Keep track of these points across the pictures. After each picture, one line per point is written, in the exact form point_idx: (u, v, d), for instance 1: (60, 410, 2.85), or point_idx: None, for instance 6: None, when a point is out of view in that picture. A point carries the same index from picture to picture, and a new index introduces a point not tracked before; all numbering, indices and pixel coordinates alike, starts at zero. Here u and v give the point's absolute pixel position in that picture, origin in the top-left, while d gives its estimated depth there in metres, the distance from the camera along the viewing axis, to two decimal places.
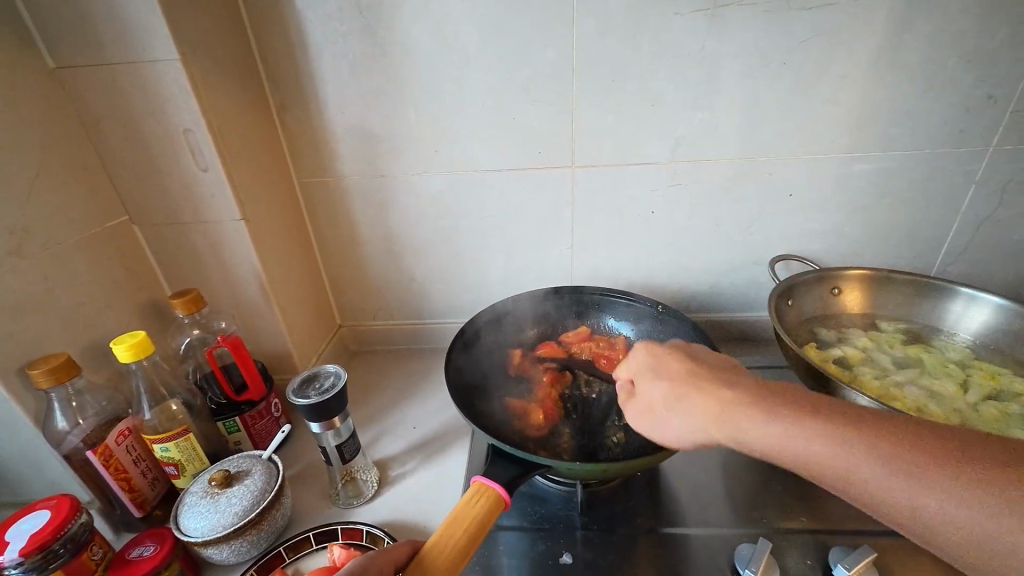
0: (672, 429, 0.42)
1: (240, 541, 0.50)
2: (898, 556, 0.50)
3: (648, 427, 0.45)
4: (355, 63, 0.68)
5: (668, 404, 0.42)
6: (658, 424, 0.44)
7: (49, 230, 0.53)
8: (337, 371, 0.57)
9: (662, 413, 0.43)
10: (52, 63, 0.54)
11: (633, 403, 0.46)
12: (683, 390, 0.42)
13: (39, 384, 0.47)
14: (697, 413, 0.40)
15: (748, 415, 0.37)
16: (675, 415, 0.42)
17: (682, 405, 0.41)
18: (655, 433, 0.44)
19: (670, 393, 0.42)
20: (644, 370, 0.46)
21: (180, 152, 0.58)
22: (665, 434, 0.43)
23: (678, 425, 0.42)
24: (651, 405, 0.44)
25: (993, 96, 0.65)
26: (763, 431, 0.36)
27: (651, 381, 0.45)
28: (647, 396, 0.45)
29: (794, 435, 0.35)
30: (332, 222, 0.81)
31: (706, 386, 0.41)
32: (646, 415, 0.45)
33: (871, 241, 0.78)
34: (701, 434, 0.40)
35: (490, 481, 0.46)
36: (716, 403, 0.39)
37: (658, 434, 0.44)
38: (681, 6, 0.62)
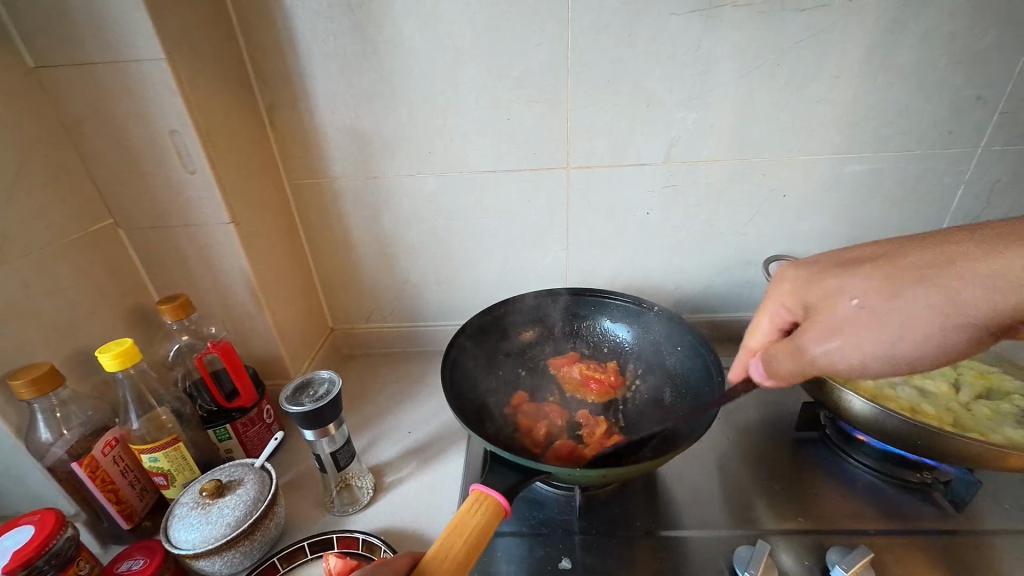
0: (893, 327, 0.35)
1: (233, 552, 0.49)
2: (894, 556, 0.50)
3: (840, 344, 0.37)
4: (347, 62, 0.66)
5: (869, 294, 0.36)
6: (858, 335, 0.36)
7: (30, 235, 0.51)
8: (331, 377, 0.56)
9: (863, 318, 0.36)
10: (31, 63, 0.52)
11: (813, 324, 0.39)
12: (881, 280, 0.37)
13: (21, 396, 0.45)
14: (929, 292, 0.34)
15: (946, 265, 0.34)
16: (899, 302, 0.35)
17: (892, 291, 0.35)
18: (859, 346, 0.36)
19: (867, 285, 0.37)
20: (803, 284, 0.42)
21: (167, 153, 0.57)
22: (877, 340, 0.36)
23: (899, 322, 0.35)
24: (831, 315, 0.38)
25: (982, 97, 0.66)
26: (969, 274, 0.33)
27: (821, 290, 0.40)
28: (835, 302, 0.38)
29: (999, 262, 0.32)
30: (324, 224, 0.79)
31: (924, 266, 0.35)
32: (831, 329, 0.38)
33: (863, 241, 0.79)
34: (941, 316, 0.33)
35: (490, 488, 0.46)
36: (942, 271, 0.34)
37: (858, 345, 0.36)
38: (676, 6, 0.62)
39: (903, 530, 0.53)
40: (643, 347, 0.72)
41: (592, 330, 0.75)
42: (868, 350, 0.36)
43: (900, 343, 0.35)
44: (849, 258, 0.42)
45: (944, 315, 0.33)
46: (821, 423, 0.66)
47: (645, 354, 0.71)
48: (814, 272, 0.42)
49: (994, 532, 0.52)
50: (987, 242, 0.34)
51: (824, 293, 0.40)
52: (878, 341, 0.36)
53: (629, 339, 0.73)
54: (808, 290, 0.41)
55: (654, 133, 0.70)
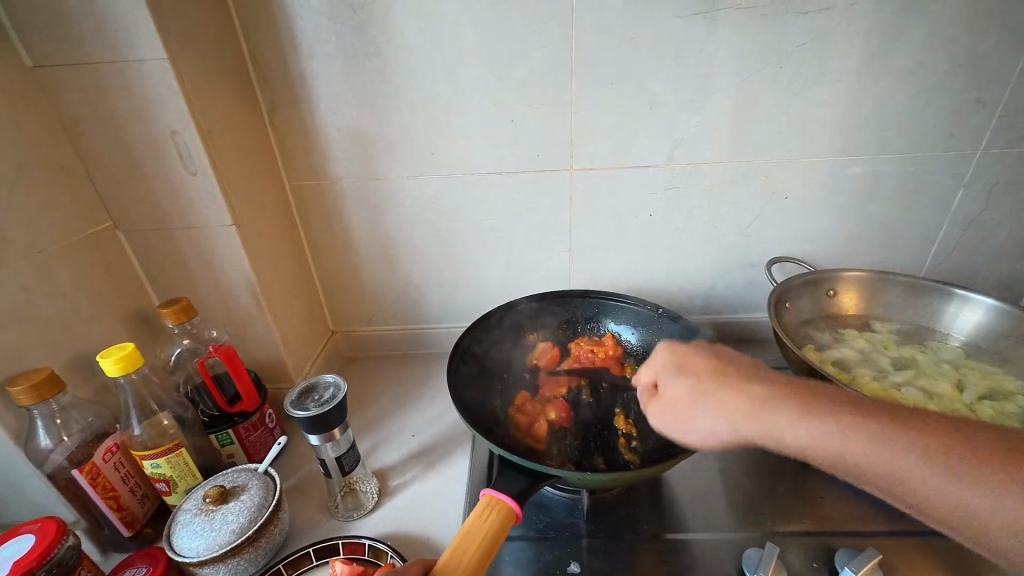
0: (695, 422, 0.43)
1: (237, 559, 0.48)
2: (901, 557, 0.51)
3: (661, 421, 0.46)
4: (349, 63, 0.66)
5: (688, 397, 0.43)
6: (674, 419, 0.45)
7: (30, 238, 0.50)
8: (336, 382, 0.55)
9: (679, 411, 0.44)
10: (30, 62, 0.51)
11: (656, 398, 0.47)
12: (702, 387, 0.43)
13: (20, 402, 0.44)
14: (726, 408, 0.41)
15: (746, 403, 0.40)
16: (700, 414, 0.42)
17: (702, 401, 0.42)
18: (670, 431, 0.45)
19: (694, 389, 0.43)
20: (663, 367, 0.47)
21: (167, 154, 0.56)
22: (683, 428, 0.44)
23: (700, 422, 0.42)
24: (663, 398, 0.46)
25: (982, 100, 0.67)
26: (750, 415, 0.40)
27: (669, 378, 0.46)
28: (669, 393, 0.45)
29: (787, 419, 0.38)
30: (325, 226, 0.79)
31: (724, 387, 0.42)
32: (661, 406, 0.46)
33: (863, 243, 0.79)
34: (725, 430, 0.41)
35: (500, 493, 0.45)
36: (740, 395, 0.41)
37: (673, 427, 0.45)
38: (680, 9, 0.62)
39: (907, 532, 0.53)
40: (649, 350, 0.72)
41: (597, 332, 0.75)
42: (675, 432, 0.45)
43: (696, 436, 0.43)
44: (703, 361, 0.45)
45: (734, 429, 0.40)
46: None
47: None
48: (677, 361, 0.47)
49: None
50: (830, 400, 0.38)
51: (666, 382, 0.46)
52: (685, 428, 0.44)
53: (635, 342, 0.73)
54: (663, 374, 0.47)
55: (657, 135, 0.70)
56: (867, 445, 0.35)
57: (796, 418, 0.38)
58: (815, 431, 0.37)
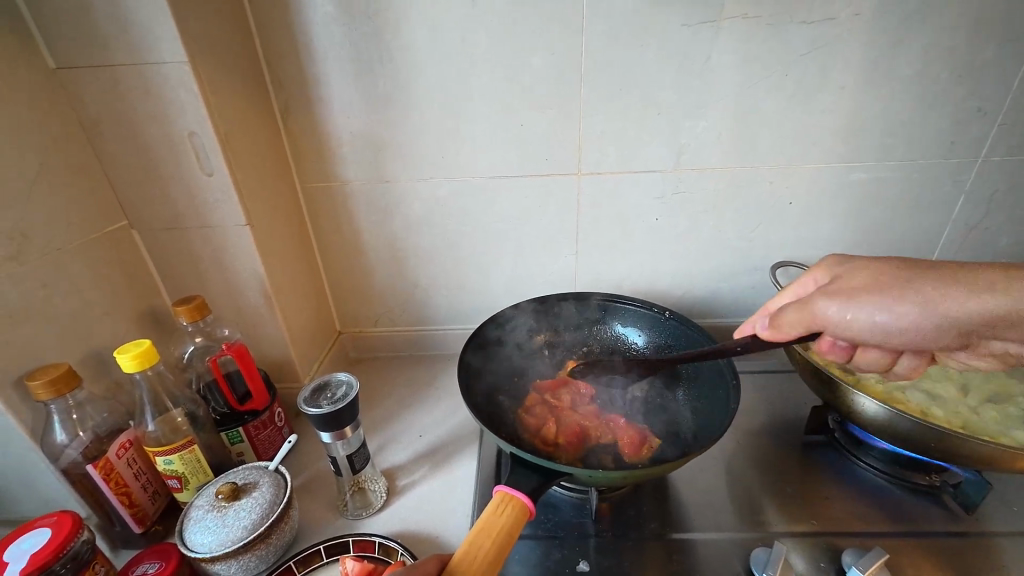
0: (890, 300, 0.45)
1: (249, 556, 0.49)
2: (907, 558, 0.51)
3: (842, 304, 0.47)
4: (361, 68, 0.67)
5: (870, 286, 0.47)
6: (859, 302, 0.47)
7: (49, 235, 0.51)
8: (349, 380, 0.56)
9: (864, 292, 0.47)
10: (53, 63, 0.52)
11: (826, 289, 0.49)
12: (890, 266, 0.48)
13: (38, 397, 0.45)
14: (923, 281, 0.45)
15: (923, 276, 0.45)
16: (880, 299, 0.46)
17: (884, 288, 0.46)
18: (839, 313, 0.47)
19: (877, 270, 0.48)
20: (835, 270, 0.52)
21: (184, 156, 0.57)
22: (874, 305, 0.46)
23: (893, 298, 0.45)
24: (836, 289, 0.48)
25: (982, 109, 0.68)
26: (933, 282, 0.44)
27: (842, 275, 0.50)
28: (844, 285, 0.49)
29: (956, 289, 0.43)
30: (334, 227, 0.80)
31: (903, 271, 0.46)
32: (842, 295, 0.48)
33: (865, 249, 0.80)
34: (925, 299, 0.44)
35: (514, 489, 0.46)
36: (929, 266, 0.46)
37: (865, 309, 0.46)
38: (688, 18, 0.63)
39: (916, 533, 0.54)
40: (656, 351, 0.72)
41: (604, 334, 0.76)
42: (866, 313, 0.46)
43: (893, 313, 0.45)
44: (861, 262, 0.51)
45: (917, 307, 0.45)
46: (828, 426, 0.66)
47: (657, 358, 0.72)
48: (845, 262, 0.52)
49: (1000, 533, 0.53)
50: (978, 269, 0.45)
51: (841, 279, 0.50)
52: (865, 312, 0.46)
53: (642, 343, 0.73)
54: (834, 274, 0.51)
55: (663, 140, 0.71)
56: (995, 283, 0.43)
57: (962, 268, 0.45)
58: (973, 279, 0.43)
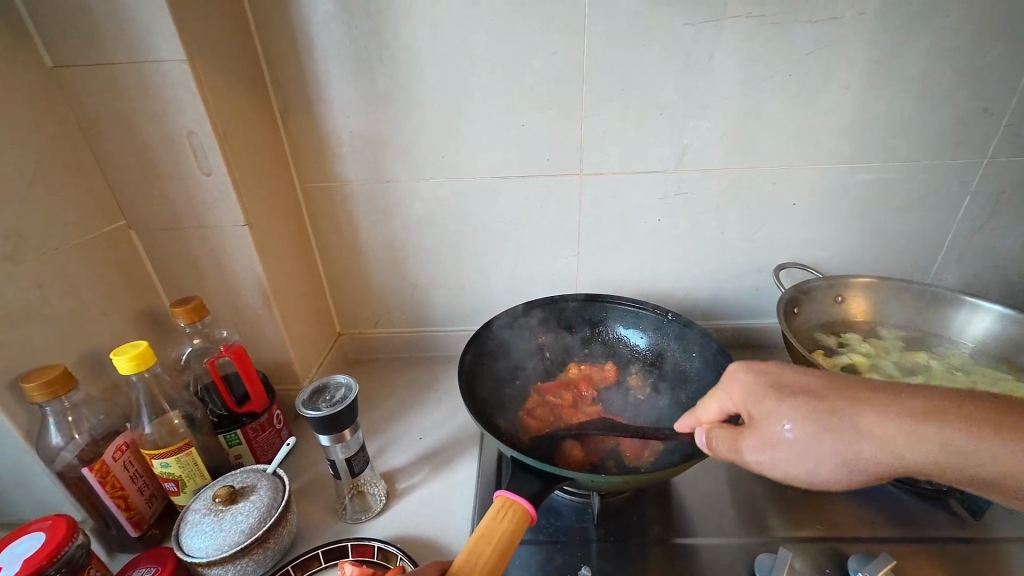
0: (817, 458, 0.37)
1: (246, 560, 0.48)
2: (914, 564, 0.50)
3: (771, 457, 0.39)
4: (362, 68, 0.67)
5: (803, 433, 0.37)
6: (782, 455, 0.38)
7: (45, 234, 0.50)
8: (347, 382, 0.55)
9: (797, 446, 0.37)
10: (50, 62, 0.52)
11: (751, 432, 0.40)
12: (816, 411, 0.37)
13: (33, 399, 0.44)
14: (850, 439, 0.36)
15: (866, 423, 0.36)
16: (815, 454, 0.37)
17: (818, 439, 0.36)
18: (772, 463, 0.39)
19: (803, 413, 0.37)
20: (752, 394, 0.41)
21: (182, 155, 0.56)
22: (800, 461, 0.38)
23: (820, 457, 0.37)
24: (763, 434, 0.39)
25: (988, 109, 0.67)
26: (881, 438, 0.35)
27: (767, 407, 0.39)
28: (771, 424, 0.38)
29: (904, 443, 0.35)
30: (334, 228, 0.79)
31: (838, 411, 0.37)
32: (768, 445, 0.39)
33: (869, 251, 0.80)
34: (850, 460, 0.36)
35: (515, 494, 0.45)
36: (856, 416, 0.36)
37: (791, 464, 0.38)
38: (691, 17, 0.63)
39: (923, 540, 0.53)
40: (659, 354, 0.71)
41: (606, 335, 0.75)
42: (792, 467, 0.38)
43: (821, 471, 0.37)
44: (792, 378, 0.40)
45: (857, 465, 0.36)
46: None
47: (660, 361, 0.71)
48: (766, 384, 0.40)
49: (1008, 539, 0.52)
50: (925, 402, 0.35)
51: (766, 411, 0.39)
52: (800, 466, 0.38)
53: (645, 346, 0.72)
54: (756, 403, 0.40)
55: (664, 140, 0.71)
56: (944, 431, 0.34)
57: (890, 421, 0.35)
58: (920, 424, 0.34)
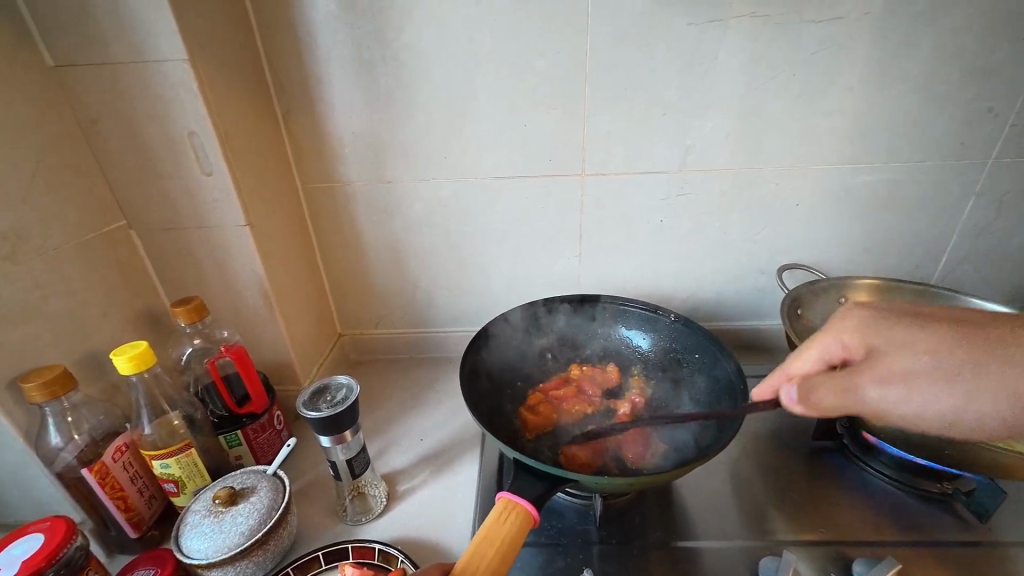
0: (962, 391, 0.37)
1: (246, 562, 0.48)
2: (917, 568, 0.50)
3: (890, 392, 0.39)
4: (364, 68, 0.66)
5: (935, 368, 0.37)
6: (909, 393, 0.38)
7: (45, 235, 0.50)
8: (349, 383, 0.55)
9: (923, 381, 0.38)
10: (51, 61, 0.52)
11: (868, 369, 0.39)
12: (950, 341, 0.38)
13: (32, 399, 0.44)
14: (999, 369, 0.36)
15: (1007, 356, 0.36)
16: (947, 388, 0.37)
17: (947, 373, 0.37)
18: (891, 400, 0.39)
19: (936, 341, 0.38)
20: (869, 328, 0.40)
21: (184, 156, 0.56)
22: (926, 396, 0.38)
23: (965, 386, 0.37)
24: (885, 369, 0.39)
25: (993, 110, 0.67)
26: (1022, 371, 0.36)
27: (891, 344, 0.39)
28: (894, 361, 0.39)
29: None
30: (335, 228, 0.79)
31: (972, 346, 0.37)
32: (893, 381, 0.39)
33: (872, 252, 0.79)
34: (996, 392, 0.36)
35: (517, 496, 0.45)
36: (998, 345, 0.37)
37: (926, 400, 0.38)
38: (694, 17, 0.62)
39: (928, 544, 0.52)
40: (660, 355, 0.71)
41: (608, 336, 0.75)
42: (913, 404, 0.38)
43: (959, 407, 0.37)
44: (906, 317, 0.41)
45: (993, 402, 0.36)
46: (837, 432, 0.65)
47: (662, 362, 0.71)
48: (883, 321, 0.41)
49: (1014, 543, 0.52)
50: None
51: (887, 348, 0.39)
52: (926, 402, 0.38)
53: (646, 347, 0.72)
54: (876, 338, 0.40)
55: (668, 140, 0.70)
56: None
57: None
58: None
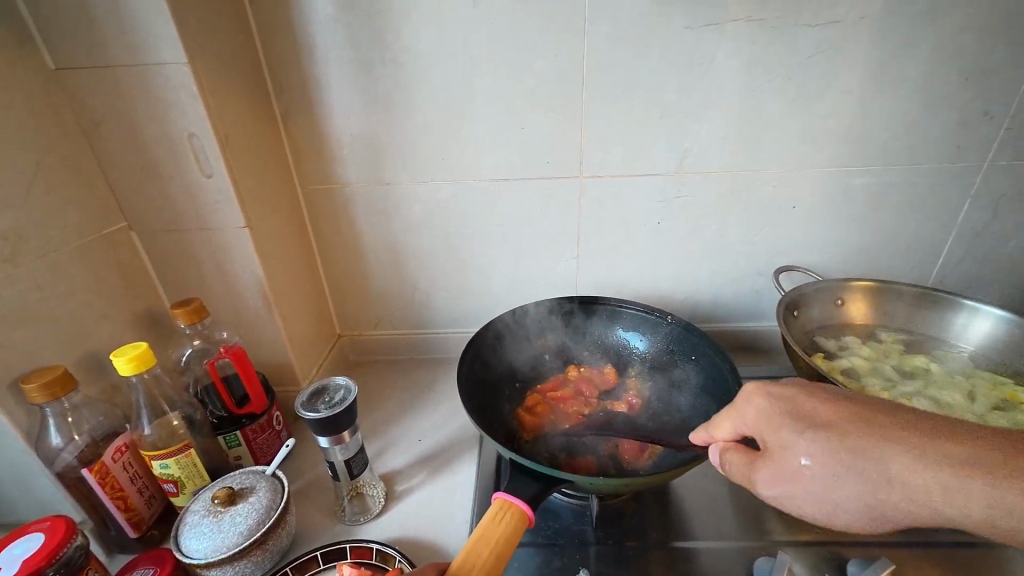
0: (837, 497, 0.37)
1: (244, 562, 0.48)
2: (911, 569, 0.50)
3: (785, 490, 0.39)
4: (363, 70, 0.67)
5: (825, 473, 0.37)
6: (803, 491, 0.38)
7: (46, 237, 0.51)
8: (346, 384, 0.55)
9: (815, 484, 0.38)
10: (53, 64, 0.52)
11: (767, 462, 0.40)
12: (837, 450, 0.37)
13: (33, 399, 0.44)
14: (874, 481, 0.36)
15: (898, 463, 0.36)
16: (837, 493, 0.37)
17: (840, 478, 0.37)
18: (788, 496, 0.39)
19: (822, 450, 0.37)
20: (765, 421, 0.41)
21: (184, 157, 0.57)
22: (818, 496, 0.38)
23: (840, 494, 0.37)
24: (781, 467, 0.39)
25: (989, 112, 0.67)
26: (914, 479, 0.35)
27: (788, 441, 0.39)
28: (789, 459, 0.39)
29: (939, 487, 0.35)
30: (335, 230, 0.79)
31: (866, 449, 0.37)
32: (785, 479, 0.39)
33: (869, 254, 0.79)
34: (869, 501, 0.36)
35: (513, 497, 0.45)
36: (880, 459, 0.36)
37: (806, 499, 0.38)
38: (692, 20, 0.63)
39: (923, 544, 0.53)
40: (657, 356, 0.71)
41: (605, 338, 0.75)
42: (807, 502, 0.39)
43: (836, 508, 0.38)
44: (809, 407, 0.40)
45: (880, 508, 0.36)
46: None
47: (659, 363, 0.71)
48: (784, 412, 0.41)
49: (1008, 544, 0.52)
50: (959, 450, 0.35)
51: (783, 443, 0.39)
52: (820, 503, 0.38)
53: (643, 348, 0.72)
54: (776, 432, 0.40)
55: (666, 142, 0.71)
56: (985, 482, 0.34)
57: (910, 464, 0.35)
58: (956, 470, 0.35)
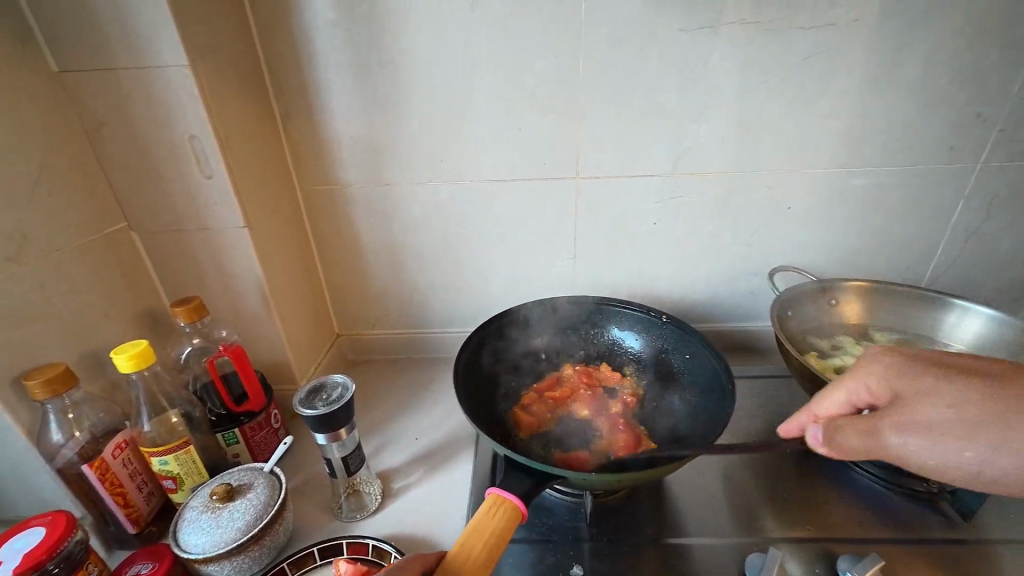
0: (965, 448, 0.38)
1: (242, 557, 0.49)
2: (901, 565, 0.51)
3: (917, 440, 0.40)
4: (362, 73, 0.68)
5: (962, 420, 0.38)
6: (939, 442, 0.39)
7: (47, 237, 0.51)
8: (344, 382, 0.56)
9: (951, 432, 0.38)
10: (56, 67, 0.53)
11: (893, 413, 0.41)
12: (978, 399, 0.38)
13: (35, 396, 0.45)
14: (1019, 431, 0.36)
15: None
16: (981, 442, 0.37)
17: (980, 425, 0.37)
18: (921, 449, 0.40)
19: (958, 398, 0.39)
20: (896, 376, 0.43)
21: (185, 158, 0.57)
22: (958, 447, 0.38)
23: (970, 445, 0.37)
24: (912, 417, 0.40)
25: (981, 114, 0.68)
26: None
27: (916, 390, 0.41)
28: (919, 408, 0.40)
29: None
30: (333, 230, 0.80)
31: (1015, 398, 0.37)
32: (916, 428, 0.40)
33: (863, 255, 0.80)
34: (1018, 452, 0.36)
35: (506, 492, 0.46)
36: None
37: (930, 449, 0.39)
38: (686, 23, 0.64)
39: (913, 541, 0.53)
40: (652, 355, 0.72)
41: (601, 338, 0.76)
42: (947, 455, 0.39)
43: (979, 461, 0.37)
44: (946, 365, 0.42)
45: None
46: None
47: (654, 362, 0.72)
48: (915, 367, 0.43)
49: (998, 541, 0.53)
50: None
51: (916, 395, 0.41)
52: (958, 455, 0.38)
53: (638, 348, 0.73)
54: (903, 385, 0.42)
55: (661, 144, 0.72)
56: None
57: None
58: None
